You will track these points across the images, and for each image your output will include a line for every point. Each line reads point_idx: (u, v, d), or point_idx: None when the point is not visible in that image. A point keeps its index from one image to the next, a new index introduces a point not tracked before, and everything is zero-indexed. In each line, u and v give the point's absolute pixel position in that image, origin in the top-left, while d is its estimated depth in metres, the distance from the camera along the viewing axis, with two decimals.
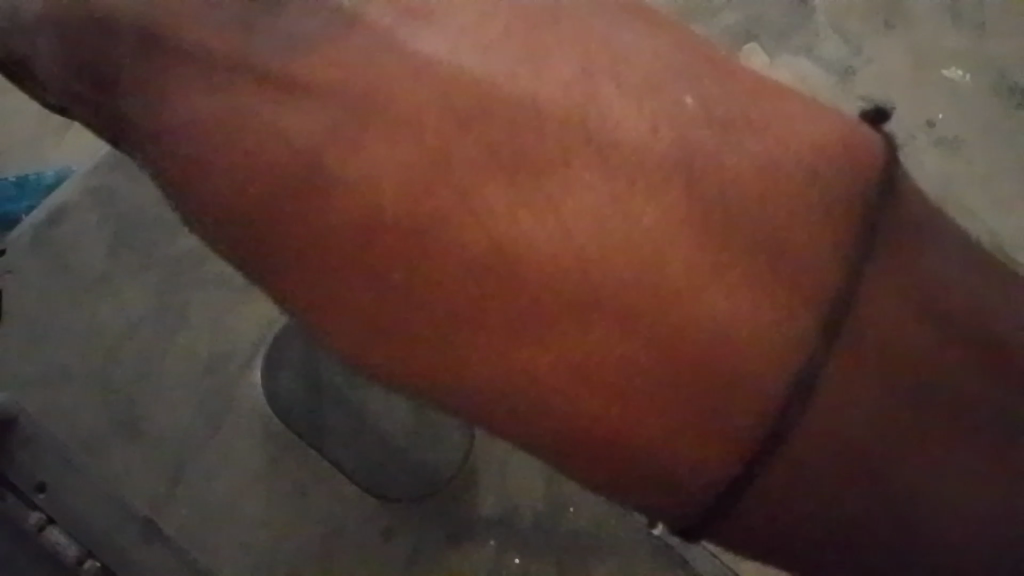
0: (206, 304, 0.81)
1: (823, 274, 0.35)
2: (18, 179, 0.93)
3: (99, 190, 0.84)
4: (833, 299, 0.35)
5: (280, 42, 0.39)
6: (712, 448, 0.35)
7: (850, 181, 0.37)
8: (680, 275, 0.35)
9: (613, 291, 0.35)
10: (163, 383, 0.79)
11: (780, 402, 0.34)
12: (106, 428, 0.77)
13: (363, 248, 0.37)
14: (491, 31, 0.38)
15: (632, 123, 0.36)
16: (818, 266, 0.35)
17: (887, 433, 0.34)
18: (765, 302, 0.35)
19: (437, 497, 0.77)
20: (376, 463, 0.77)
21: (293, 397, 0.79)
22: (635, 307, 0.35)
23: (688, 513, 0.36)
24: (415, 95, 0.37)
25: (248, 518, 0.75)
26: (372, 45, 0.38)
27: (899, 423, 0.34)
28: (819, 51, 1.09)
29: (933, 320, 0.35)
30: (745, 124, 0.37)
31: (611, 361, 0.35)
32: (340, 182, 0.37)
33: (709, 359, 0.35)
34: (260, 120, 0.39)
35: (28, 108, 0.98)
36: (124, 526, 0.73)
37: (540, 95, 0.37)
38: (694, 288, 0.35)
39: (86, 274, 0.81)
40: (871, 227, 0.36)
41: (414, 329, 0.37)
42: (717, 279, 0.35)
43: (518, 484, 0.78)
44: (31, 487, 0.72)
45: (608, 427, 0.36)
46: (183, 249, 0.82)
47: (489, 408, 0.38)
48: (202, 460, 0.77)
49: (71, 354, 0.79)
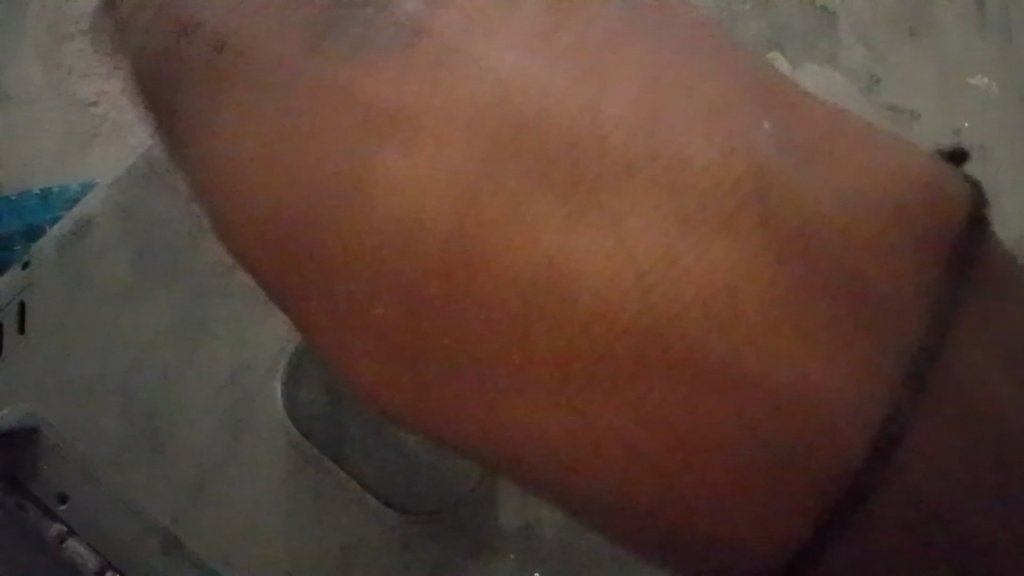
0: (230, 313, 0.81)
1: (747, 287, 0.44)
2: (44, 192, 0.94)
3: (125, 198, 0.83)
4: (756, 304, 0.45)
5: (337, 77, 0.48)
6: (648, 405, 0.45)
7: (779, 211, 0.46)
8: (617, 277, 0.45)
9: (555, 289, 0.45)
10: (185, 393, 0.79)
11: (699, 380, 0.44)
12: (128, 439, 0.77)
13: (366, 253, 0.48)
14: (518, 74, 0.47)
15: (603, 158, 0.46)
16: (739, 282, 0.45)
17: (796, 406, 0.44)
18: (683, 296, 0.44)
19: (456, 512, 0.77)
20: (396, 473, 0.77)
21: (315, 406, 0.78)
22: (574, 305, 0.45)
23: (629, 462, 0.46)
24: (425, 129, 0.47)
25: (268, 529, 0.75)
26: (402, 92, 0.47)
27: (802, 397, 0.44)
28: (844, 59, 1.08)
29: (841, 315, 0.45)
30: (692, 143, 0.46)
31: (564, 341, 0.45)
32: (351, 200, 0.48)
33: (630, 342, 0.45)
34: (297, 150, 0.49)
35: (56, 116, 0.99)
36: (144, 537, 0.75)
37: (536, 126, 0.46)
38: (624, 285, 0.45)
39: (110, 283, 0.81)
40: (800, 244, 0.45)
41: (412, 319, 0.48)
42: (642, 277, 0.45)
43: (540, 497, 0.77)
44: (52, 499, 0.74)
45: (565, 392, 0.46)
46: (208, 259, 0.82)
47: (464, 379, 0.48)
48: (223, 472, 0.77)
49: (94, 364, 0.79)
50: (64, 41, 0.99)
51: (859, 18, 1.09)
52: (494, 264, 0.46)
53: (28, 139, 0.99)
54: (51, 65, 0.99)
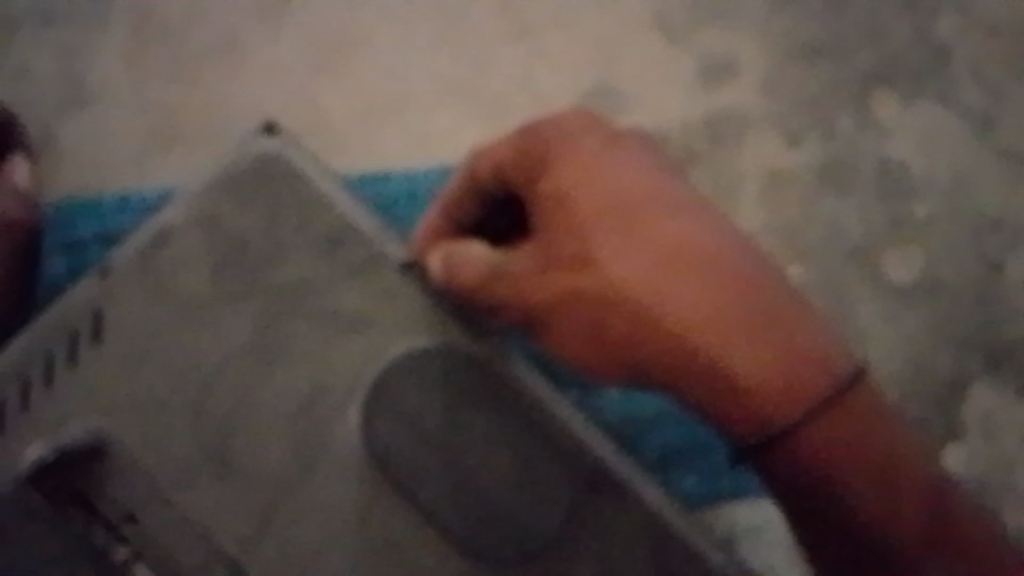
0: (308, 336, 0.77)
1: (688, 278, 0.72)
2: (121, 194, 0.92)
3: (206, 209, 0.78)
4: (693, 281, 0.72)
5: None
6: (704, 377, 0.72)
7: (663, 255, 0.73)
8: (662, 304, 0.72)
9: (656, 322, 0.72)
10: (256, 419, 0.75)
11: (732, 342, 0.71)
12: (197, 462, 0.74)
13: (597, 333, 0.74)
14: None
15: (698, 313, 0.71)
16: (687, 272, 0.72)
17: (734, 321, 0.71)
18: (676, 296, 0.72)
19: (534, 561, 0.74)
20: (475, 518, 0.74)
21: (393, 442, 0.74)
22: (660, 331, 0.72)
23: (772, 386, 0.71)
24: None
25: (335, 566, 0.73)
26: None
27: (728, 325, 0.71)
28: (961, 96, 1.02)
29: (679, 293, 0.72)
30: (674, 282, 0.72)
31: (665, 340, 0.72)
32: (611, 315, 0.73)
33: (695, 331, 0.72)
34: None
35: (138, 118, 0.97)
36: (211, 568, 0.73)
37: None
38: (663, 298, 0.72)
39: (186, 299, 0.77)
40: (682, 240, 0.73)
41: (610, 341, 0.74)
42: (651, 305, 0.72)
43: (620, 552, 0.74)
44: (120, 518, 0.73)
45: (669, 358, 0.72)
46: (288, 278, 0.78)
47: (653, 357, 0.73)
48: (294, 503, 0.74)
49: (165, 383, 0.75)
50: (149, 42, 0.98)
51: (976, 53, 1.03)
52: (635, 325, 0.73)
53: (103, 137, 0.96)
54: (137, 67, 0.98)
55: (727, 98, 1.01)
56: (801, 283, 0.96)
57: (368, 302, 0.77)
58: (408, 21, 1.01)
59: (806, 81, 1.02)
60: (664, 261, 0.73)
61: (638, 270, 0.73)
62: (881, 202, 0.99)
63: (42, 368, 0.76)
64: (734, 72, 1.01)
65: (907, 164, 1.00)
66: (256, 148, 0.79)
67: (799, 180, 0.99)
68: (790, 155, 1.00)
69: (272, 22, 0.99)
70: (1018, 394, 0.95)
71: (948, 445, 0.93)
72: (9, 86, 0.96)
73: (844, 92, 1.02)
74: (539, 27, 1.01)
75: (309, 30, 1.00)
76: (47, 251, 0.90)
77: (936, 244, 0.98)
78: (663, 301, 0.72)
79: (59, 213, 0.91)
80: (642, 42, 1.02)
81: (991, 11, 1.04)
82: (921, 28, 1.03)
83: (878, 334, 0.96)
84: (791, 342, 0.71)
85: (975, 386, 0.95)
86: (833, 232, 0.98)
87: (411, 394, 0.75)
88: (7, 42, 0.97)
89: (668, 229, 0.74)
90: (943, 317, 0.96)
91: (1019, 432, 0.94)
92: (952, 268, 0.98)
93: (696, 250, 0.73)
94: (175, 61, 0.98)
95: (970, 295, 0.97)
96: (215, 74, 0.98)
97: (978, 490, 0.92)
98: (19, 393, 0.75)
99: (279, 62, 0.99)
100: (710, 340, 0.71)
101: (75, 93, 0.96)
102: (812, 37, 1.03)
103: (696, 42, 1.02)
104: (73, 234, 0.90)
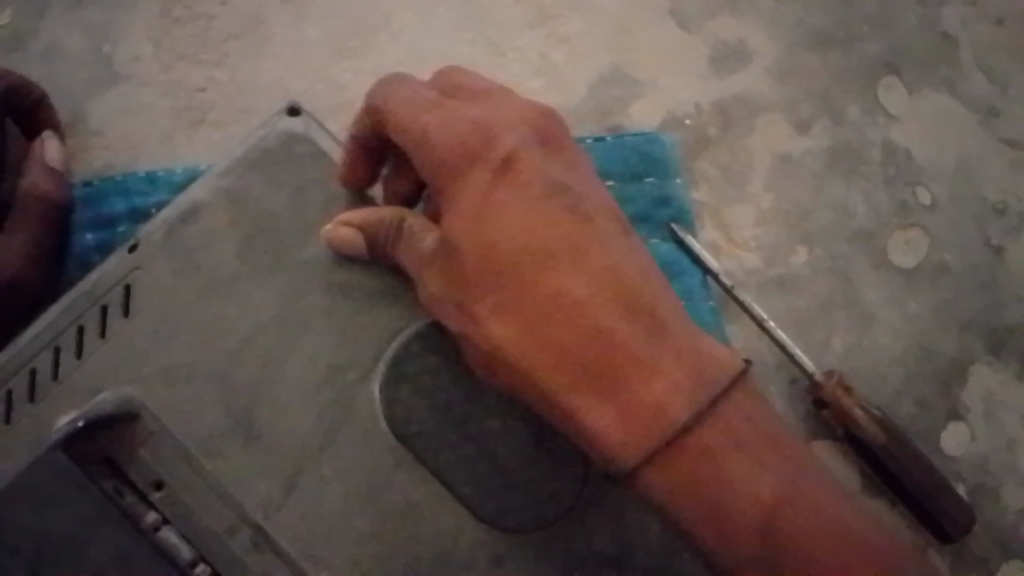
0: (331, 311, 0.79)
1: (533, 286, 0.72)
2: (150, 172, 0.95)
3: (233, 187, 0.81)
4: (533, 282, 0.72)
5: None
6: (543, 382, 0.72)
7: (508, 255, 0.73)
8: (497, 317, 0.73)
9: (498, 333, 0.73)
10: (282, 390, 0.77)
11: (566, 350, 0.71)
12: (222, 430, 0.76)
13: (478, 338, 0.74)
14: None
15: (537, 321, 0.72)
16: (533, 277, 0.72)
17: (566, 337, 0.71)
18: (513, 305, 0.72)
19: (549, 531, 0.75)
20: (492, 487, 0.75)
21: (414, 413, 0.77)
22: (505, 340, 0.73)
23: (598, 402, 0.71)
24: None
25: (357, 532, 0.74)
26: None
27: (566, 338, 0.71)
28: (968, 84, 1.04)
29: (507, 298, 0.73)
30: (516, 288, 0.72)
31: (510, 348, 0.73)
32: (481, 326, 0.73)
33: (535, 343, 0.72)
34: None
35: (163, 99, 0.99)
36: (238, 530, 0.73)
37: None
38: (501, 309, 0.73)
39: (213, 274, 0.79)
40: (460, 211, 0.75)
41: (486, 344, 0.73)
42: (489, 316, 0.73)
43: (631, 524, 0.77)
44: (148, 485, 0.73)
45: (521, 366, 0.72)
46: (312, 254, 0.80)
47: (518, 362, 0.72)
48: (317, 470, 0.75)
49: (192, 354, 0.78)
50: (175, 24, 1.01)
51: (981, 44, 1.06)
52: (486, 338, 0.73)
53: (129, 116, 0.98)
54: (162, 48, 1.00)
55: (738, 84, 1.03)
56: (809, 265, 0.98)
57: (391, 277, 0.80)
58: (428, 6, 1.03)
59: (817, 69, 1.04)
60: (508, 264, 0.73)
61: (483, 279, 0.73)
62: (887, 187, 1.01)
63: (74, 339, 0.78)
64: (746, 59, 1.03)
65: (914, 150, 1.02)
66: (280, 127, 0.83)
67: (808, 165, 1.01)
68: (798, 139, 1.02)
69: (296, 7, 1.02)
70: (1020, 376, 0.97)
71: (950, 424, 0.95)
72: (37, 65, 0.99)
73: (852, 80, 1.04)
74: (555, 13, 1.04)
75: (331, 14, 1.02)
76: (76, 227, 0.92)
77: (940, 228, 1.01)
78: (508, 309, 0.73)
79: (88, 190, 0.94)
80: (656, 29, 1.04)
81: (995, 5, 1.07)
82: (927, 21, 1.06)
83: (883, 315, 0.98)
84: (626, 355, 0.71)
85: (976, 368, 0.97)
86: (841, 217, 1.00)
87: (431, 369, 0.78)
88: (37, 23, 1.00)
89: (524, 229, 0.73)
90: (947, 300, 0.98)
91: (1019, 414, 0.96)
92: (956, 253, 1.00)
93: (532, 257, 0.73)
94: (200, 42, 1.00)
95: (973, 279, 0.99)
96: (239, 56, 1.00)
97: (978, 468, 0.94)
98: (52, 359, 0.78)
99: (301, 44, 1.01)
100: (544, 356, 0.72)
101: (102, 74, 0.99)
102: (821, 26, 1.05)
103: (708, 29, 1.04)
104: (102, 211, 0.93)
